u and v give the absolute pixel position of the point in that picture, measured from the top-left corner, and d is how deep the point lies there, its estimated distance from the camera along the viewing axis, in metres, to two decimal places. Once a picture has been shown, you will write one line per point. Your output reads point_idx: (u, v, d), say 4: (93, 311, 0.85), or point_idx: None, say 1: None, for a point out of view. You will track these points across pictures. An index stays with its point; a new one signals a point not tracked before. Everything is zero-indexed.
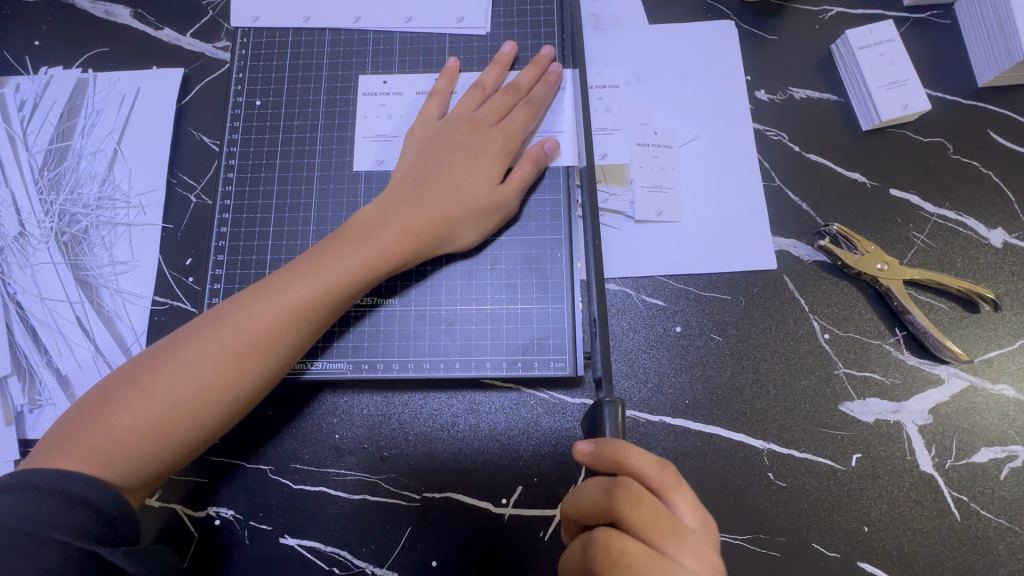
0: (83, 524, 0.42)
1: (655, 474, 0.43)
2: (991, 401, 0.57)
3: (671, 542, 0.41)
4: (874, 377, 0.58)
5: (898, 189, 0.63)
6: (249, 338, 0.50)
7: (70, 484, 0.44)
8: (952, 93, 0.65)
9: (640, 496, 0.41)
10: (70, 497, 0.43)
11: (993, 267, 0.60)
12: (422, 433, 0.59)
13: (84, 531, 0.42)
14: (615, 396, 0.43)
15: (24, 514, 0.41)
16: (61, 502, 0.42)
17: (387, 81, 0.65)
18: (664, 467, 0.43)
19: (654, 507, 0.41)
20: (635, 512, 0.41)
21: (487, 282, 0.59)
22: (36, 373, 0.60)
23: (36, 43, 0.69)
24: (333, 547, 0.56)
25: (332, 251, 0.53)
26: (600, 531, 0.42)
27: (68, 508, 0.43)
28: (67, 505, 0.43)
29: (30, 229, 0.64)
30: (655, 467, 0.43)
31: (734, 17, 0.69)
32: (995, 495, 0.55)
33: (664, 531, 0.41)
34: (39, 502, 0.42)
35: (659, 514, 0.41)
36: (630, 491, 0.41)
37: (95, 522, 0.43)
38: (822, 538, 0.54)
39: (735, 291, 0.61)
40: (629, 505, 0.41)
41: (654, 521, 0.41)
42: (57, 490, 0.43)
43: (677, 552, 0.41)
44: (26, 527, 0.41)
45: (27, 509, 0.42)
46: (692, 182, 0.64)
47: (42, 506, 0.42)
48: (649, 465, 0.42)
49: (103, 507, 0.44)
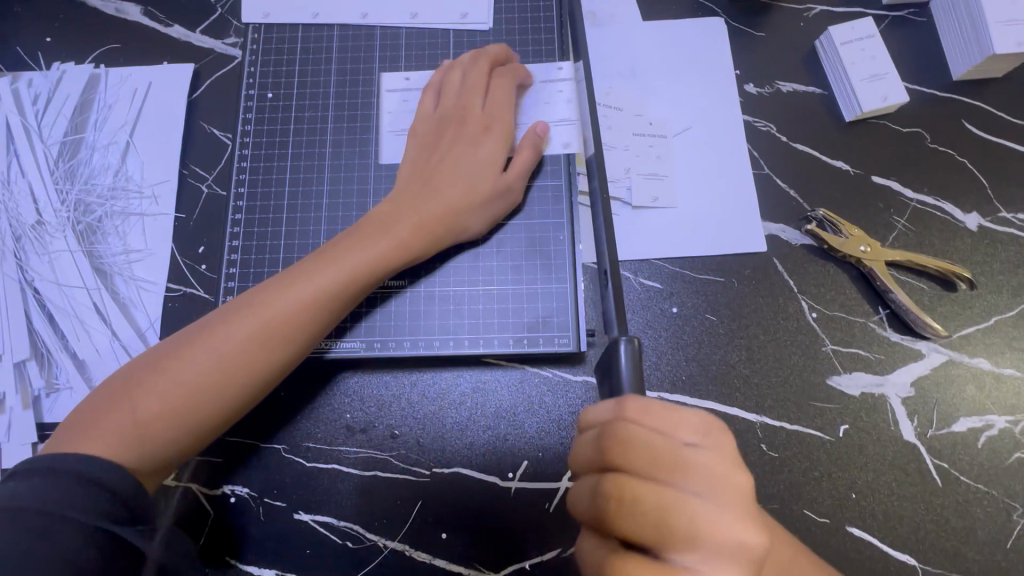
0: (100, 505, 0.43)
1: (616, 410, 0.42)
2: (969, 374, 0.60)
3: (677, 476, 0.41)
4: (860, 353, 0.61)
5: (880, 176, 0.66)
6: (270, 327, 0.52)
7: (88, 468, 0.45)
8: (930, 86, 0.69)
9: (627, 436, 0.41)
10: (84, 479, 0.44)
11: (969, 249, 0.64)
12: (431, 411, 0.61)
13: (102, 512, 0.43)
14: (634, 336, 0.42)
15: (40, 497, 0.42)
16: (76, 485, 0.43)
17: (409, 78, 0.67)
18: (618, 403, 0.41)
19: (646, 444, 0.41)
20: (627, 455, 0.41)
21: (492, 265, 0.62)
22: (53, 358, 0.62)
23: (48, 39, 0.71)
24: (346, 522, 0.59)
25: (350, 244, 0.56)
26: (605, 481, 0.41)
27: (82, 490, 0.43)
28: (82, 486, 0.44)
29: (46, 218, 0.66)
30: (609, 404, 0.43)
31: (724, 15, 0.72)
32: (974, 462, 0.58)
33: (668, 464, 0.41)
34: (53, 484, 0.43)
35: (658, 448, 0.41)
36: (617, 435, 0.41)
37: (112, 503, 0.44)
38: (812, 505, 0.57)
39: (729, 273, 0.64)
40: (621, 450, 0.41)
41: (652, 460, 0.41)
42: (70, 472, 0.44)
43: (688, 486, 0.40)
44: (43, 508, 0.42)
45: (45, 492, 0.42)
46: (686, 170, 0.67)
47: (58, 488, 0.43)
48: (607, 407, 0.43)
49: (117, 489, 0.45)
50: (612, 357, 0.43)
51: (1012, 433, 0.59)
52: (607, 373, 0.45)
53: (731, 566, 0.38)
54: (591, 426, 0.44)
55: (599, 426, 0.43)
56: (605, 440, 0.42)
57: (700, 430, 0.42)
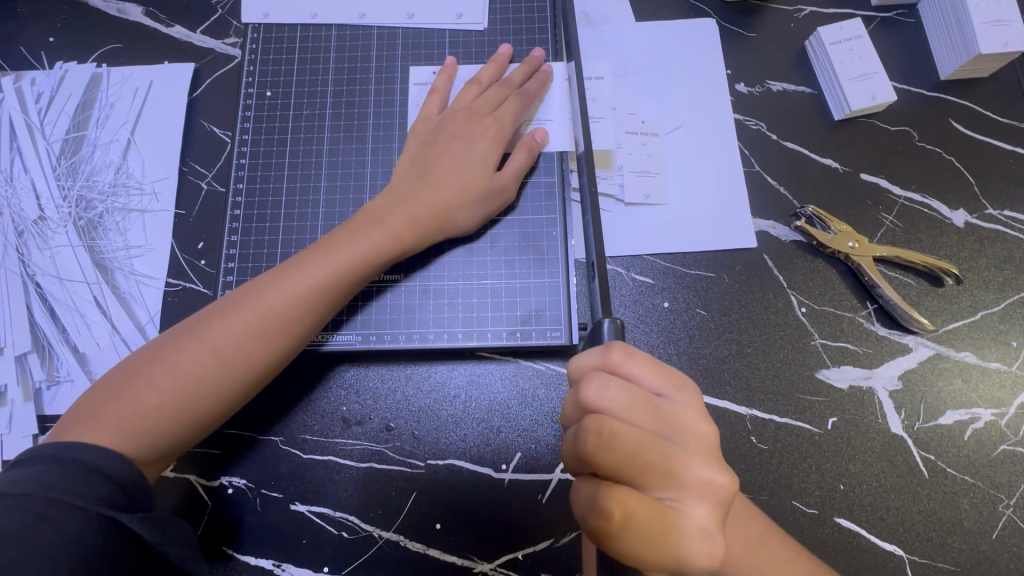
0: (101, 492, 0.44)
1: (601, 357, 0.44)
2: (955, 368, 0.61)
3: (651, 419, 0.43)
4: (848, 347, 0.62)
5: (868, 174, 0.67)
6: (267, 319, 0.53)
7: (88, 457, 0.46)
8: (918, 85, 0.70)
9: (605, 379, 0.43)
10: (87, 467, 0.45)
11: (955, 245, 0.65)
12: (426, 404, 0.62)
13: (102, 499, 0.44)
14: (615, 317, 0.47)
15: (43, 484, 0.43)
16: (81, 474, 0.44)
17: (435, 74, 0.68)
18: (606, 348, 0.44)
19: (622, 386, 0.43)
20: (607, 396, 0.43)
21: (486, 260, 0.63)
22: (54, 352, 0.63)
23: (50, 39, 0.72)
24: (342, 513, 0.59)
25: (345, 237, 0.57)
26: (587, 418, 0.42)
27: (84, 477, 0.44)
28: (85, 474, 0.45)
29: (48, 214, 0.67)
30: (596, 352, 0.45)
31: (715, 16, 0.74)
32: (960, 454, 0.59)
33: (642, 407, 0.43)
34: (57, 472, 0.44)
35: (635, 394, 0.43)
36: (598, 378, 0.43)
37: (112, 490, 0.45)
38: (802, 496, 0.58)
39: (719, 268, 0.65)
40: (600, 391, 0.43)
41: (630, 404, 0.43)
42: (74, 461, 0.45)
43: (663, 432, 0.42)
44: (46, 494, 0.42)
45: (48, 479, 0.43)
46: (678, 167, 0.68)
47: (61, 475, 0.44)
48: (590, 357, 0.45)
49: (118, 477, 0.46)
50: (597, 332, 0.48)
51: (997, 425, 0.60)
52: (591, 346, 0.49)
53: (699, 505, 0.40)
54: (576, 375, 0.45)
55: (579, 376, 0.45)
56: (584, 383, 0.43)
57: (672, 383, 0.44)
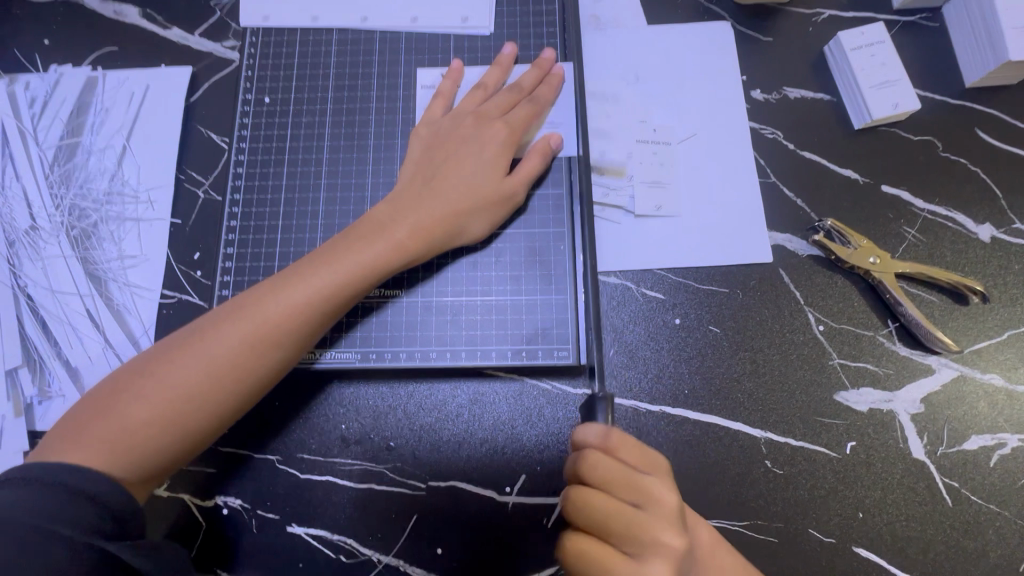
0: (88, 519, 0.43)
1: (600, 438, 0.43)
2: (980, 390, 0.59)
3: (636, 498, 0.43)
4: (867, 367, 0.60)
5: (890, 186, 0.64)
6: (264, 330, 0.51)
7: (76, 479, 0.44)
8: (942, 93, 0.67)
9: (597, 460, 0.43)
10: (74, 491, 0.44)
11: (981, 261, 0.62)
12: (427, 423, 0.60)
13: (90, 527, 0.42)
14: (607, 392, 0.46)
15: (28, 508, 0.41)
16: (68, 498, 0.43)
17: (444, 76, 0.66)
18: (606, 431, 0.43)
19: (607, 466, 0.43)
20: (595, 476, 0.43)
21: (491, 274, 0.61)
22: (46, 366, 0.61)
23: (45, 42, 0.70)
24: (339, 535, 0.57)
25: (346, 245, 0.54)
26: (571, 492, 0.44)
27: (72, 503, 0.43)
28: (71, 498, 0.43)
29: (41, 223, 0.65)
30: (595, 430, 0.44)
31: (730, 20, 0.71)
32: (985, 481, 0.56)
33: (628, 486, 0.43)
34: (45, 495, 0.42)
35: (621, 472, 0.43)
36: (589, 459, 0.43)
37: (101, 518, 0.43)
38: (818, 524, 0.56)
39: (733, 284, 0.62)
40: (587, 469, 0.43)
41: (614, 483, 0.43)
42: (61, 484, 0.44)
43: (643, 510, 0.42)
44: (33, 520, 0.41)
45: (34, 503, 0.42)
46: (691, 178, 0.65)
47: (47, 500, 0.42)
48: (592, 432, 0.44)
49: (107, 502, 0.44)
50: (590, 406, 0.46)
51: None
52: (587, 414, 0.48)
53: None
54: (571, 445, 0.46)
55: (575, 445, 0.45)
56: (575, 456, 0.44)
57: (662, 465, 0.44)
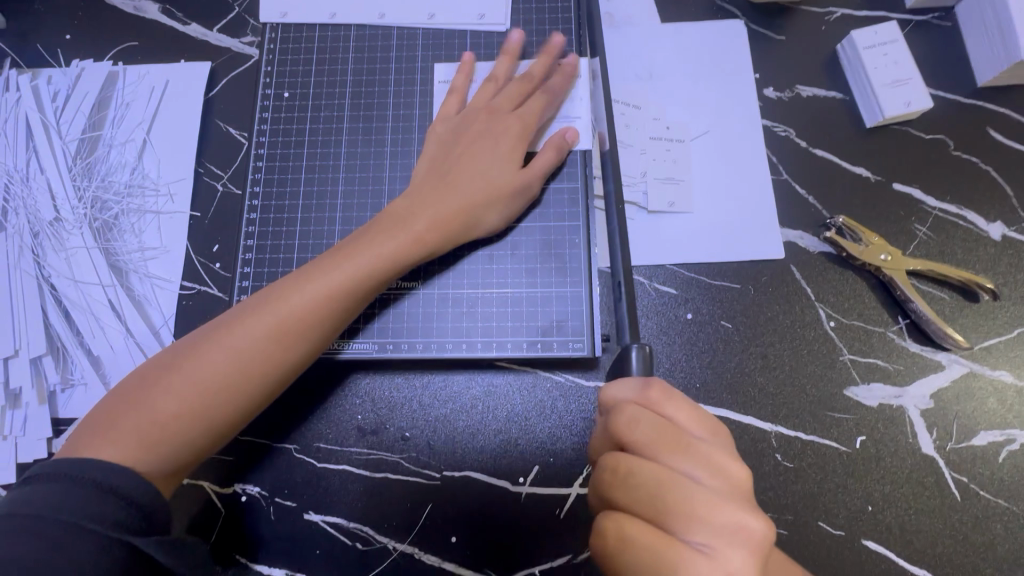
0: (114, 513, 0.43)
1: (639, 393, 0.43)
2: (990, 387, 0.59)
3: (678, 458, 0.41)
4: (878, 363, 0.60)
5: (901, 184, 0.65)
6: (286, 325, 0.52)
7: (106, 476, 0.45)
8: (954, 92, 0.67)
9: (637, 415, 0.42)
10: (101, 486, 0.44)
11: (992, 259, 0.63)
12: (442, 414, 0.61)
13: (116, 521, 0.43)
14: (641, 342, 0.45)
15: (55, 504, 0.42)
16: (93, 493, 0.44)
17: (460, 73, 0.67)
18: (646, 386, 0.43)
19: (651, 423, 0.42)
20: (635, 432, 0.42)
21: (507, 268, 0.62)
22: (68, 354, 0.62)
23: (67, 36, 0.71)
24: (355, 523, 0.58)
25: (366, 241, 0.55)
26: (609, 455, 0.43)
27: (99, 498, 0.43)
28: (98, 493, 0.44)
29: (64, 215, 0.66)
30: (634, 388, 0.43)
31: (743, 18, 0.71)
32: (994, 476, 0.57)
33: (670, 445, 0.42)
34: (70, 491, 0.43)
35: (662, 430, 0.42)
36: (628, 414, 0.42)
37: (127, 512, 0.44)
38: (828, 517, 0.57)
39: (745, 280, 0.63)
40: (627, 428, 0.42)
41: (656, 441, 0.42)
42: (90, 480, 0.44)
43: (691, 469, 0.41)
44: (60, 516, 0.42)
45: (61, 500, 0.43)
46: (704, 174, 0.66)
47: (75, 496, 0.43)
48: (630, 388, 0.44)
49: (133, 496, 0.45)
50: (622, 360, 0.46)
51: None
52: (618, 370, 0.47)
53: (730, 549, 0.39)
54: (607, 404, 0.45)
55: (610, 404, 0.44)
56: (616, 414, 0.43)
57: (707, 429, 0.43)
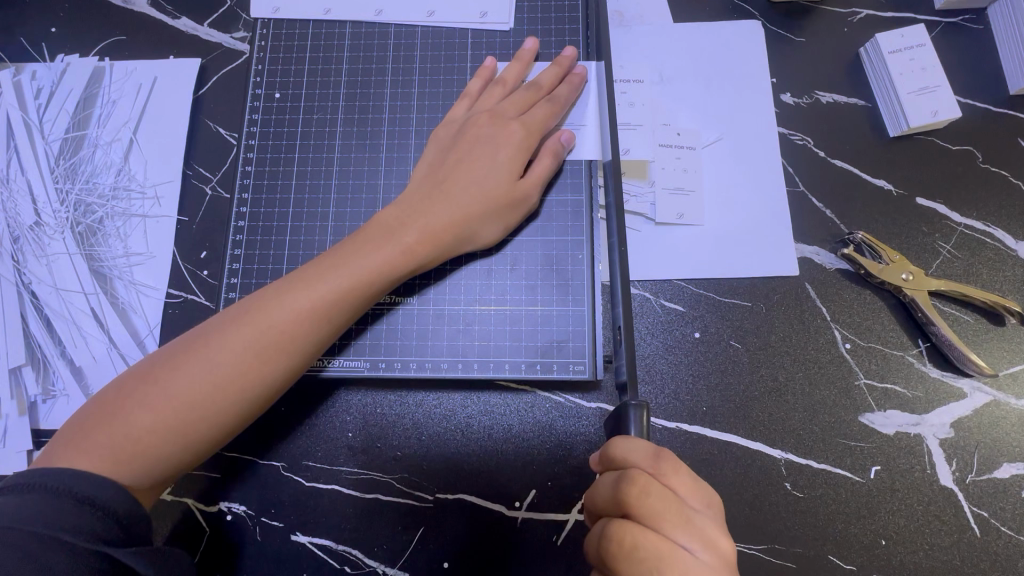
0: (92, 524, 0.41)
1: (650, 462, 0.41)
2: (1014, 417, 0.56)
3: (681, 531, 0.40)
4: (895, 389, 0.57)
5: (925, 199, 0.61)
6: (271, 336, 0.49)
7: (82, 486, 0.43)
8: (983, 100, 0.64)
9: (645, 486, 0.40)
10: (78, 497, 0.42)
11: (1020, 281, 0.59)
12: (435, 433, 0.58)
13: (94, 533, 0.41)
14: (641, 400, 0.41)
15: (28, 515, 0.40)
16: (70, 504, 0.42)
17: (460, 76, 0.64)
18: (658, 454, 0.41)
19: (659, 494, 0.40)
20: (642, 503, 0.40)
21: (506, 283, 0.59)
22: (50, 364, 0.60)
23: (51, 29, 0.68)
24: (344, 546, 0.56)
25: (356, 250, 0.52)
26: (612, 524, 0.41)
27: (75, 509, 0.42)
28: (75, 505, 0.42)
29: (45, 218, 0.64)
30: (644, 454, 0.41)
31: (761, 18, 0.67)
32: (1016, 511, 0.54)
33: (674, 518, 0.40)
34: (47, 502, 0.41)
35: (668, 502, 0.40)
36: (639, 484, 0.40)
37: (104, 523, 0.42)
38: (838, 550, 0.54)
39: (756, 298, 0.60)
40: (636, 498, 0.40)
41: (662, 513, 0.40)
42: (65, 490, 0.42)
43: (691, 545, 0.40)
44: (35, 528, 0.40)
45: (33, 511, 0.41)
46: (716, 185, 0.63)
47: (50, 507, 0.41)
48: (641, 452, 0.41)
49: (110, 507, 0.43)
50: (621, 415, 0.43)
51: None
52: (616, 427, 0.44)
53: None
54: (610, 467, 0.42)
55: (615, 468, 0.42)
56: (625, 481, 0.41)
57: (706, 502, 0.42)
